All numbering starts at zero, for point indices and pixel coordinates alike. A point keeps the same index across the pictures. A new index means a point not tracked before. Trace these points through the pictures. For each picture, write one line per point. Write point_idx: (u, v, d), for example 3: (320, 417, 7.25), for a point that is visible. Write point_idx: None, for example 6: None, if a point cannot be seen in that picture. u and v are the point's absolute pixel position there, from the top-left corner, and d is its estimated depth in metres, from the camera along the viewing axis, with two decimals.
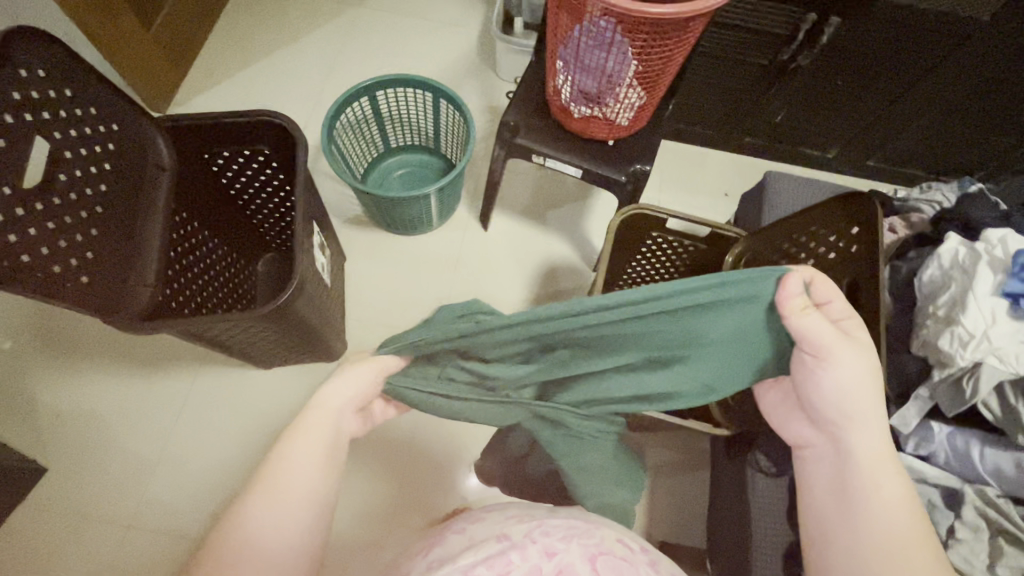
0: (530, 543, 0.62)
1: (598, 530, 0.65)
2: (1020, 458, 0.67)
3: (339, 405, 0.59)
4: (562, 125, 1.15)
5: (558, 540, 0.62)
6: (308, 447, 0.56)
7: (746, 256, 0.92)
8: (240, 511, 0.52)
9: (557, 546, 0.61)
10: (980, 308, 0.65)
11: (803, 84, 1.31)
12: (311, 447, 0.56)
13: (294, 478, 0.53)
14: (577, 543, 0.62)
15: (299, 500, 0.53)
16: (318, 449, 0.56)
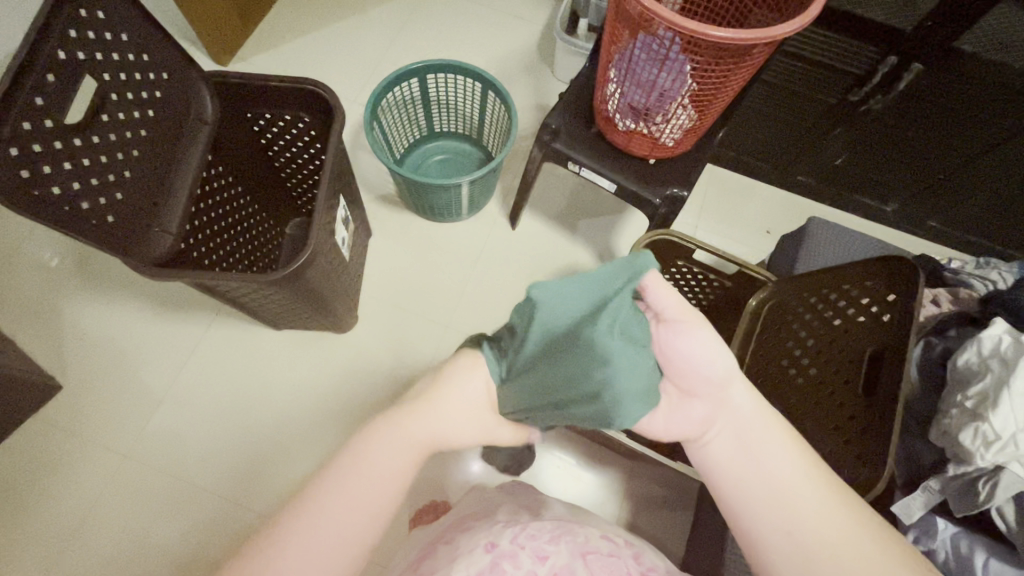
0: (519, 550, 0.61)
1: (581, 530, 0.68)
2: None
3: (458, 400, 0.60)
4: (604, 135, 1.11)
5: (548, 543, 0.63)
6: (384, 447, 0.54)
7: (770, 303, 0.87)
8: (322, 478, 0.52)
9: (547, 550, 0.62)
10: (1013, 409, 0.59)
11: (870, 129, 1.23)
12: (395, 446, 0.55)
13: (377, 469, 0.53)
14: (565, 543, 0.64)
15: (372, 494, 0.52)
16: (407, 451, 0.55)
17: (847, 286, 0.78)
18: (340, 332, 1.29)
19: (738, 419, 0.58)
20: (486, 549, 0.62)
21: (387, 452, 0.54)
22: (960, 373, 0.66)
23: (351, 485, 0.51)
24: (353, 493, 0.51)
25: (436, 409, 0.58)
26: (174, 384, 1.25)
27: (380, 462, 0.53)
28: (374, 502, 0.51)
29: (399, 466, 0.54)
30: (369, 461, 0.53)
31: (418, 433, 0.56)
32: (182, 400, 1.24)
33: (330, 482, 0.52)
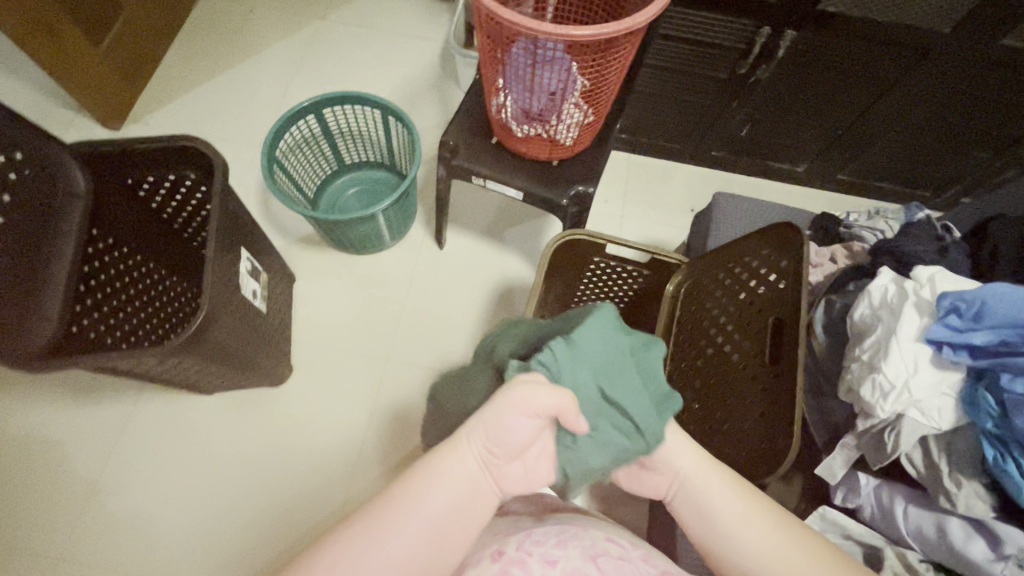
0: (528, 556, 0.57)
1: (586, 532, 0.62)
2: (943, 521, 0.57)
3: (499, 435, 0.54)
4: (504, 143, 1.11)
5: (556, 547, 0.58)
6: (454, 461, 0.55)
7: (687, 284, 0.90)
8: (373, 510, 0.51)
9: (556, 553, 0.57)
10: (902, 355, 0.58)
11: (765, 96, 1.27)
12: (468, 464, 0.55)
13: (437, 488, 0.53)
14: (574, 546, 0.59)
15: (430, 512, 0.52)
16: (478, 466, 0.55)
17: (751, 258, 0.79)
18: (275, 385, 1.24)
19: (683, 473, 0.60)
20: (493, 558, 0.57)
21: (455, 467, 0.55)
22: (856, 328, 0.66)
23: (422, 496, 0.52)
24: (427, 515, 0.52)
25: (491, 426, 0.54)
26: (106, 471, 1.18)
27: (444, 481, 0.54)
28: (449, 507, 0.53)
29: (459, 496, 0.54)
30: (431, 493, 0.53)
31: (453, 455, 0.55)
32: (118, 487, 1.17)
33: (412, 491, 0.52)
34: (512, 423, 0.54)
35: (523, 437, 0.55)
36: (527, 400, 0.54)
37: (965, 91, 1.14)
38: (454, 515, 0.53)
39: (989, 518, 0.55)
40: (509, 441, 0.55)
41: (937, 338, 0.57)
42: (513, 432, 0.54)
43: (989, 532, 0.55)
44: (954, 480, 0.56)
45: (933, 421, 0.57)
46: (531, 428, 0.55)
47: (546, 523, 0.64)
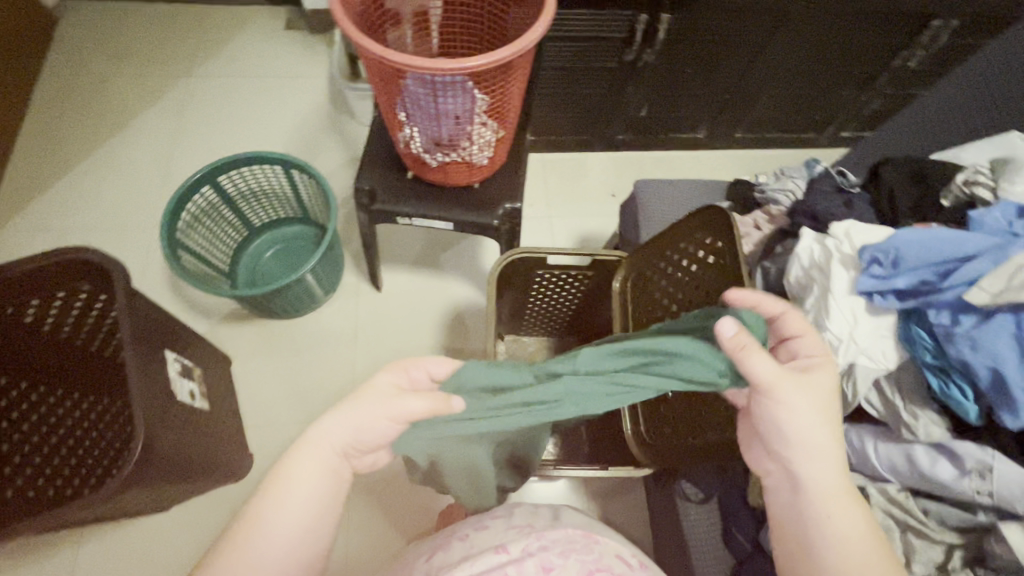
0: (527, 556, 0.55)
1: (597, 544, 0.59)
2: (910, 451, 0.60)
3: (360, 434, 0.53)
4: (420, 176, 1.08)
5: (557, 554, 0.56)
6: (306, 474, 0.53)
7: (631, 277, 0.93)
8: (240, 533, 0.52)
9: (555, 561, 0.55)
10: (841, 310, 0.62)
11: (656, 76, 1.32)
12: (323, 472, 0.54)
13: (297, 496, 0.53)
14: (576, 557, 0.56)
15: (293, 528, 0.53)
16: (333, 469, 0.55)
17: (686, 242, 0.83)
18: (236, 481, 1.15)
19: (810, 482, 0.53)
20: (497, 550, 0.57)
21: (311, 474, 0.54)
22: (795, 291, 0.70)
23: (280, 506, 0.53)
24: (290, 516, 0.53)
25: (348, 428, 0.53)
26: None
27: (304, 484, 0.53)
28: (309, 513, 0.53)
29: (319, 496, 0.54)
30: (289, 493, 0.53)
31: (322, 461, 0.54)
32: None
33: (270, 501, 0.53)
34: (375, 425, 0.53)
35: (383, 435, 0.53)
36: (380, 399, 0.53)
37: (825, 40, 1.25)
38: (318, 512, 0.54)
39: (947, 439, 0.59)
40: (372, 439, 0.54)
41: (868, 289, 0.61)
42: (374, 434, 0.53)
43: (950, 452, 0.58)
44: (910, 412, 0.60)
45: (881, 362, 0.61)
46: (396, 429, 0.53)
47: (560, 524, 0.61)
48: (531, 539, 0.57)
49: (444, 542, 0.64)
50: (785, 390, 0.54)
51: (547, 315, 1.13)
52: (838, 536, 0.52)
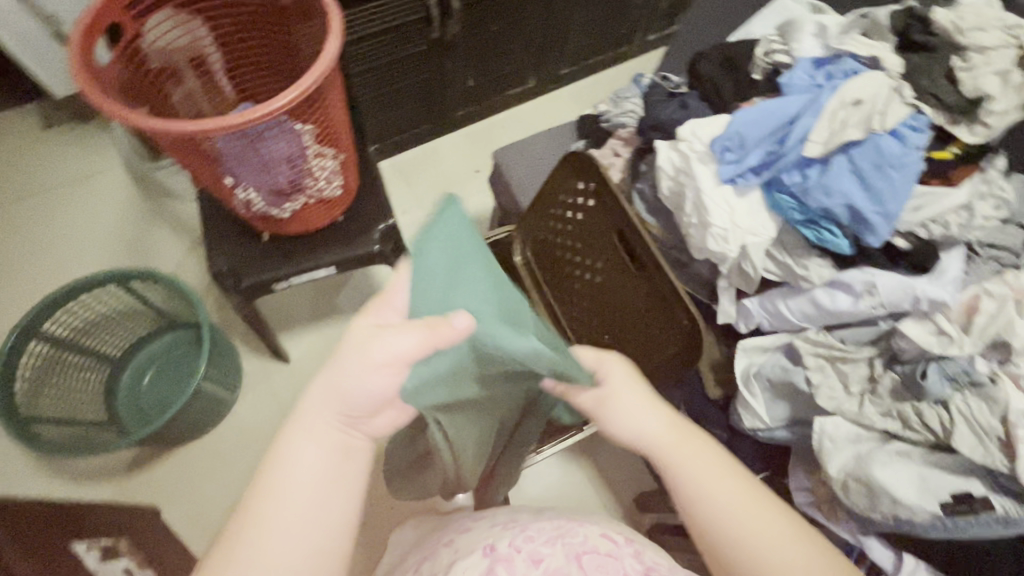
0: (515, 552, 0.57)
1: (579, 528, 0.61)
2: (813, 296, 0.67)
3: (350, 390, 0.45)
4: (278, 233, 0.98)
5: (543, 545, 0.58)
6: (298, 453, 0.45)
7: (528, 247, 0.94)
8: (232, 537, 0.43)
9: (542, 551, 0.57)
10: (716, 204, 0.67)
11: (468, 44, 1.30)
12: (319, 448, 0.46)
13: (296, 475, 0.44)
14: (562, 543, 0.58)
15: (299, 509, 0.43)
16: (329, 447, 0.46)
17: (562, 195, 0.84)
18: None
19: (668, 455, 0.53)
20: (484, 552, 0.58)
21: (307, 450, 0.45)
22: (673, 201, 0.74)
23: (281, 490, 0.44)
24: (297, 502, 0.44)
25: (358, 378, 0.45)
26: None
27: (312, 464, 0.45)
28: (313, 499, 0.44)
29: (317, 482, 0.45)
30: (284, 480, 0.44)
31: (333, 429, 0.46)
32: None
33: (266, 487, 0.44)
34: (366, 374, 0.45)
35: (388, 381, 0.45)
36: (385, 342, 0.44)
37: None
38: (324, 505, 0.44)
39: (835, 275, 0.65)
40: (362, 396, 0.45)
41: (730, 176, 0.66)
42: (364, 389, 0.45)
43: (841, 284, 0.65)
44: (801, 266, 0.66)
45: (762, 234, 0.67)
46: (388, 378, 0.45)
47: (541, 522, 0.64)
48: (516, 536, 0.59)
49: (432, 549, 0.66)
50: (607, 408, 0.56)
51: None
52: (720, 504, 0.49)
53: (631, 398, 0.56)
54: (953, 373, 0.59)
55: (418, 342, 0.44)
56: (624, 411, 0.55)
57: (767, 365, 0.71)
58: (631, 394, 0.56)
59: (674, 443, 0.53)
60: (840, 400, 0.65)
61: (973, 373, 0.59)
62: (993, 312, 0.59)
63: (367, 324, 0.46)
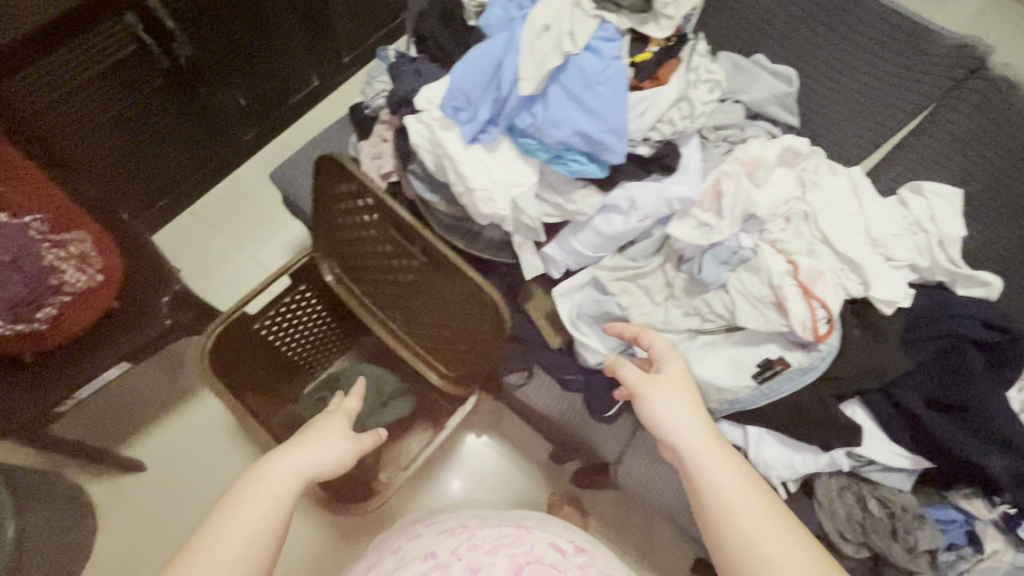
0: (456, 560, 0.53)
1: (529, 534, 0.57)
2: (594, 225, 0.67)
3: (313, 452, 0.55)
4: (46, 351, 0.80)
5: (485, 553, 0.53)
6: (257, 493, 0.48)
7: (335, 262, 0.88)
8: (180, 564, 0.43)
9: (484, 560, 0.53)
10: (468, 166, 0.64)
11: (220, 62, 1.14)
12: (281, 491, 0.50)
13: (249, 509, 0.47)
14: (505, 553, 0.53)
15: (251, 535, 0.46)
16: (288, 492, 0.50)
17: (335, 201, 0.77)
18: None
19: (706, 462, 0.52)
20: (425, 558, 0.54)
21: (266, 489, 0.49)
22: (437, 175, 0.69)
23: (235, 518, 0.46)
24: (244, 525, 0.46)
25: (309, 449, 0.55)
26: None
27: (257, 499, 0.48)
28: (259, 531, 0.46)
29: (271, 517, 0.47)
30: (242, 508, 0.47)
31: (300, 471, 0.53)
32: None
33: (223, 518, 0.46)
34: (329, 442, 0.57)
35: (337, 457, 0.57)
36: (331, 430, 0.59)
37: None
38: (258, 545, 0.45)
39: (604, 200, 0.65)
40: (317, 461, 0.55)
41: (473, 134, 0.63)
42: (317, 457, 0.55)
43: (612, 207, 0.64)
44: (570, 202, 0.65)
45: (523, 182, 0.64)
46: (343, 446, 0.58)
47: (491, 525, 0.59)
48: (457, 542, 0.55)
49: (376, 558, 0.61)
50: (659, 389, 0.58)
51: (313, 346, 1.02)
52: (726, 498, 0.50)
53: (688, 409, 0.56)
54: (724, 257, 0.61)
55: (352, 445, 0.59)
56: (660, 407, 0.56)
57: (584, 302, 0.72)
58: (682, 386, 0.57)
59: (702, 444, 0.53)
60: (647, 313, 0.68)
61: (740, 252, 0.61)
62: (735, 192, 0.59)
63: (323, 419, 0.61)
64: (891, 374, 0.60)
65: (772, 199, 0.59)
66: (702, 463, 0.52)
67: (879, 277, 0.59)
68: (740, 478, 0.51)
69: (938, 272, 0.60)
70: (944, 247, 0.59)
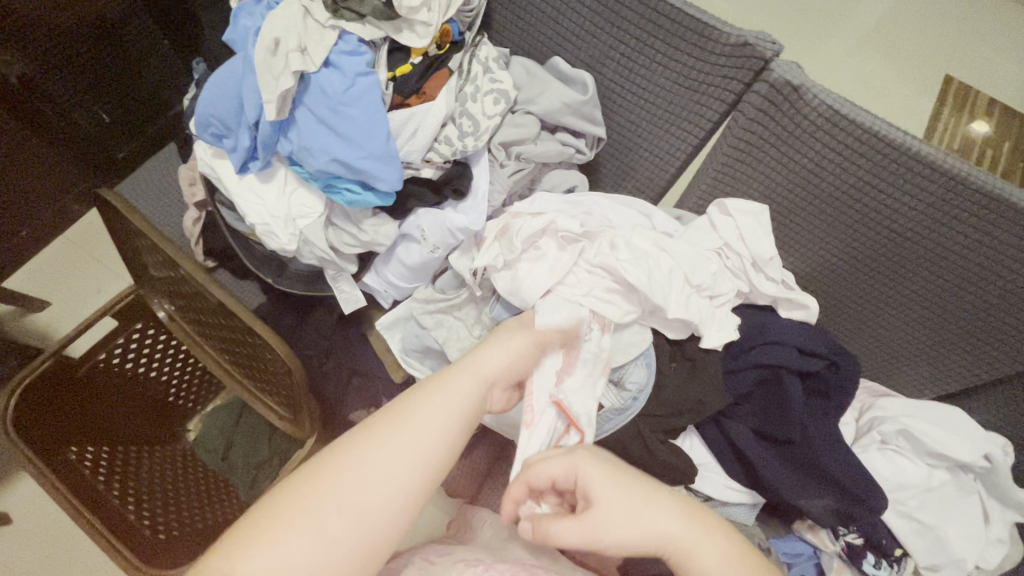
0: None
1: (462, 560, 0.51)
2: (399, 255, 0.60)
3: (508, 355, 0.45)
4: None
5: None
6: (439, 395, 0.41)
7: (172, 309, 0.82)
8: (347, 450, 0.38)
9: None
10: (244, 198, 0.57)
11: (70, 74, 0.89)
12: (469, 402, 0.42)
13: (437, 410, 0.40)
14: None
15: (432, 433, 0.40)
16: (481, 401, 0.42)
17: (131, 236, 0.68)
18: None
19: (686, 546, 0.38)
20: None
21: (452, 393, 0.41)
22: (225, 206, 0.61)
23: (421, 419, 0.40)
24: (424, 439, 0.39)
25: (501, 358, 0.44)
26: None
27: (453, 411, 0.41)
28: (448, 437, 0.40)
29: (456, 418, 0.41)
30: (421, 411, 0.40)
31: (474, 378, 0.43)
32: None
33: (401, 413, 0.40)
34: (520, 346, 0.46)
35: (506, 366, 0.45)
36: (518, 333, 0.47)
37: None
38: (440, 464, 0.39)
39: (402, 228, 0.58)
40: (510, 367, 0.45)
41: (240, 163, 0.55)
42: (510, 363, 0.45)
43: (409, 236, 0.58)
44: (362, 231, 0.57)
45: (310, 211, 0.57)
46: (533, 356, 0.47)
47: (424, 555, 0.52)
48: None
49: None
50: (602, 521, 0.38)
51: (172, 388, 0.93)
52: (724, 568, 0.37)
53: (632, 502, 0.39)
54: None
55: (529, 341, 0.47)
56: (616, 522, 0.38)
57: (406, 337, 0.64)
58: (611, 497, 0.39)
59: (680, 529, 0.38)
60: (464, 348, 0.59)
61: None
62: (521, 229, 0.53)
63: (509, 328, 0.47)
64: (710, 409, 0.54)
65: (533, 284, 0.51)
66: (685, 550, 0.38)
67: (707, 321, 0.54)
68: (734, 549, 0.38)
69: (760, 295, 0.55)
70: (760, 268, 0.54)
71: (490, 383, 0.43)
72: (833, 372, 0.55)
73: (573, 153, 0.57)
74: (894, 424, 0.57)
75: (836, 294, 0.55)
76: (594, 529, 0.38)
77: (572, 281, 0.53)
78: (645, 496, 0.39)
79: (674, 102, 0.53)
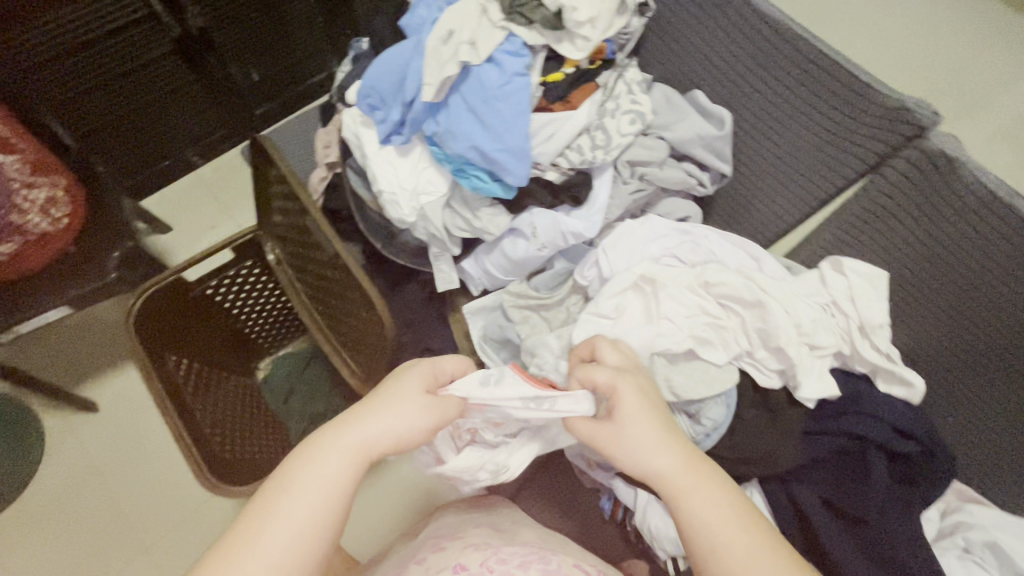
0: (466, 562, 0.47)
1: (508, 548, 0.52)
2: (502, 249, 0.63)
3: (387, 424, 0.42)
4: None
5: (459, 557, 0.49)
6: (312, 478, 0.39)
7: (281, 252, 0.90)
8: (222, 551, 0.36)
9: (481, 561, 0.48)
10: (381, 165, 0.62)
11: (239, 33, 1.01)
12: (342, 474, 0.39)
13: (307, 491, 0.38)
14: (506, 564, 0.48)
15: (304, 517, 0.37)
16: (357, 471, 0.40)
17: (270, 182, 0.76)
18: None
19: (679, 485, 0.40)
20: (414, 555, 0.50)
21: (322, 472, 0.39)
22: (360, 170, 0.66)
23: (292, 502, 0.37)
24: (292, 527, 0.37)
25: (372, 422, 0.41)
26: None
27: (324, 481, 0.39)
28: (320, 519, 0.38)
29: (332, 494, 0.39)
30: (296, 495, 0.38)
31: (354, 450, 0.41)
32: None
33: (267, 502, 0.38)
34: (401, 416, 0.42)
35: (398, 437, 0.42)
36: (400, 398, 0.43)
37: None
38: (320, 527, 0.37)
39: (512, 224, 0.61)
40: (389, 437, 0.42)
41: (387, 135, 0.60)
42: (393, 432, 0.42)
43: (518, 231, 0.61)
44: (477, 218, 0.61)
45: (435, 189, 0.61)
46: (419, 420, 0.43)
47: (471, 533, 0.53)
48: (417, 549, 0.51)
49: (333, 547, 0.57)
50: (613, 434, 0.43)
51: (259, 324, 1.01)
52: (711, 524, 0.38)
53: (647, 436, 0.42)
54: None
55: (434, 410, 0.44)
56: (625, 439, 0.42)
57: (489, 325, 0.67)
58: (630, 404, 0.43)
59: (684, 472, 0.41)
60: None
61: None
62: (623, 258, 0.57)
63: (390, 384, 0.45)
64: (780, 464, 0.52)
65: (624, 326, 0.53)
66: (676, 485, 0.40)
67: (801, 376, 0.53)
68: (716, 503, 0.39)
69: (860, 362, 0.54)
70: (865, 333, 0.52)
71: (369, 451, 0.41)
72: (924, 460, 0.52)
73: (694, 184, 0.58)
74: (982, 534, 0.52)
75: (944, 382, 0.52)
76: (606, 430, 0.43)
77: (667, 325, 0.53)
78: (660, 432, 0.42)
79: (813, 153, 0.53)
